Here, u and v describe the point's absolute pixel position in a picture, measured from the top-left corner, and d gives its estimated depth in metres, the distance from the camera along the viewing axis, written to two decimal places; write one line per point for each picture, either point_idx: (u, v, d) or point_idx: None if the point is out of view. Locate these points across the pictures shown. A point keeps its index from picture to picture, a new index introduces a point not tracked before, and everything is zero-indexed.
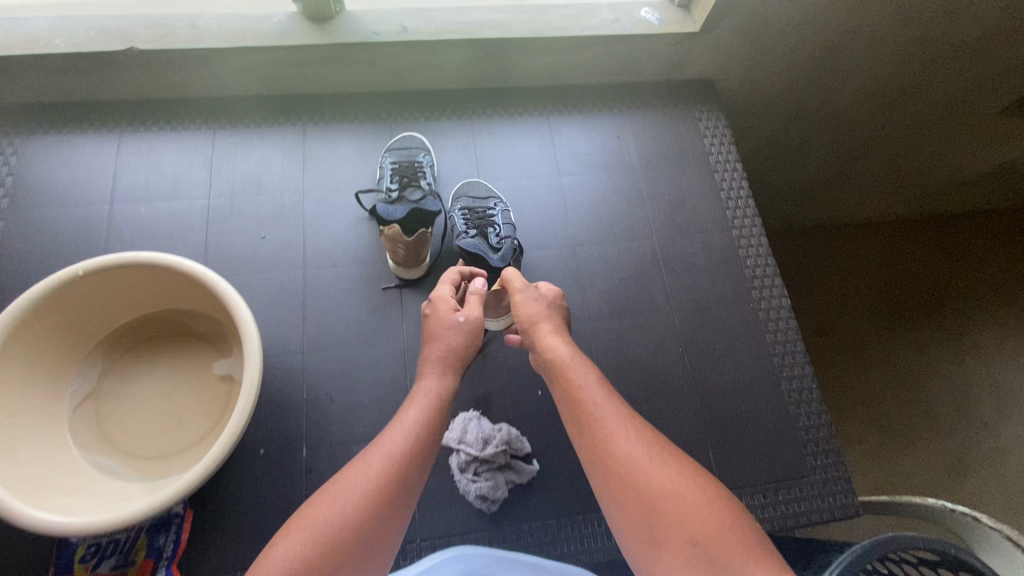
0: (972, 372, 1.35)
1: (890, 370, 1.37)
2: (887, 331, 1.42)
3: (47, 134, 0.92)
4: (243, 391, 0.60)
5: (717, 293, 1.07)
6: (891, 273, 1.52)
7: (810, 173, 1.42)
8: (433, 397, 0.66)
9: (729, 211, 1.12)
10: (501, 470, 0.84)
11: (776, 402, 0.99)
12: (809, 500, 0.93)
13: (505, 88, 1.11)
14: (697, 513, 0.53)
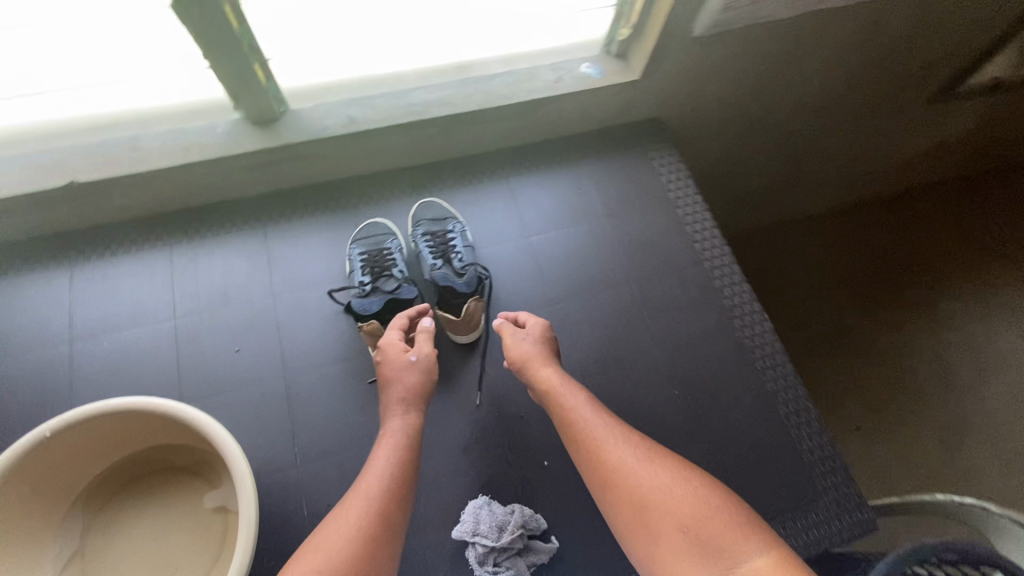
0: (931, 345, 1.57)
1: (861, 353, 1.59)
2: (855, 318, 1.65)
3: (8, 279, 0.95)
4: (243, 532, 0.64)
5: (701, 329, 1.05)
6: (849, 265, 1.76)
7: (758, 185, 1.68)
8: (400, 434, 0.73)
9: (697, 243, 1.13)
10: (523, 555, 0.82)
11: (777, 428, 0.97)
12: (823, 524, 0.90)
13: (456, 154, 1.16)
14: (690, 498, 0.63)
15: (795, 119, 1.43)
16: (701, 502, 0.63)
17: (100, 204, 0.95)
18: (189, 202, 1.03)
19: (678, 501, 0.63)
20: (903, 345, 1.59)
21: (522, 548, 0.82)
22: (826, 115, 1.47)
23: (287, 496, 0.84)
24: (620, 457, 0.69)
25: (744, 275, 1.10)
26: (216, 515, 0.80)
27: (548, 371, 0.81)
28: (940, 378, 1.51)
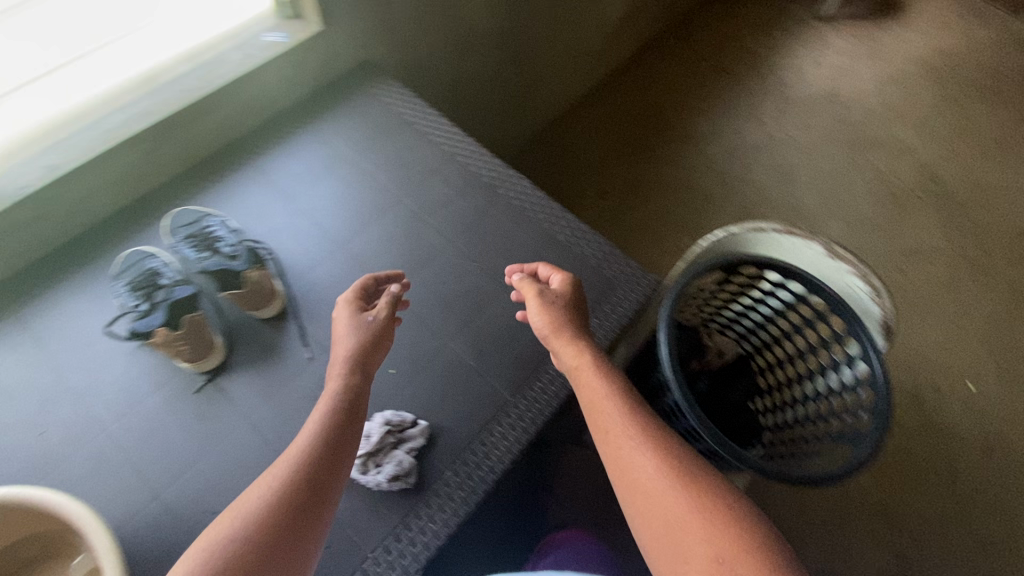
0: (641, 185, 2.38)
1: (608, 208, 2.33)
2: (600, 189, 2.35)
3: None
4: (104, 563, 0.66)
5: (476, 208, 1.18)
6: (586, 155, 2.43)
7: (501, 107, 2.05)
8: (340, 408, 0.82)
9: (445, 144, 1.26)
10: (400, 447, 0.89)
11: (564, 253, 1.15)
12: (624, 298, 1.11)
13: (191, 162, 1.18)
14: (705, 545, 0.68)
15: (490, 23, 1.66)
16: (721, 536, 0.68)
17: None
18: None
19: (699, 539, 0.69)
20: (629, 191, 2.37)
21: (397, 441, 0.90)
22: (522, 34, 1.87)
23: (159, 524, 0.84)
24: (636, 442, 0.79)
25: (491, 153, 1.26)
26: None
27: (572, 354, 0.91)
28: (650, 204, 2.33)
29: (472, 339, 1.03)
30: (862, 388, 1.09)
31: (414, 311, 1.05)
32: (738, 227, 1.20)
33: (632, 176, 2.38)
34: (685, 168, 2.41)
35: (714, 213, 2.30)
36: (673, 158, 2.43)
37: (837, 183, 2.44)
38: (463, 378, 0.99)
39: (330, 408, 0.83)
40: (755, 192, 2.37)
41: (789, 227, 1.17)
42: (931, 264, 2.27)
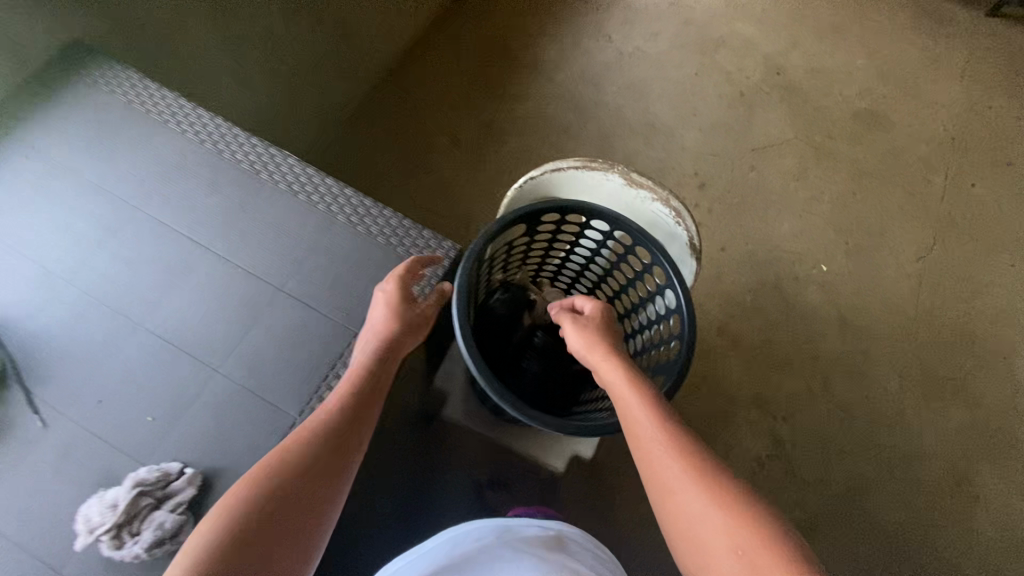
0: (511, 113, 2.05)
1: (481, 146, 1.98)
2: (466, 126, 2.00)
3: None
4: None
5: (233, 201, 1.00)
6: (441, 88, 2.04)
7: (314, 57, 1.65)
8: (348, 411, 0.77)
9: (187, 131, 1.05)
10: (161, 504, 0.78)
11: (345, 231, 0.99)
12: (419, 274, 0.98)
13: None
14: (722, 533, 0.69)
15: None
16: (738, 527, 0.69)
17: None
18: None
19: (716, 527, 0.70)
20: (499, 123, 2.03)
21: (157, 499, 0.78)
22: None
23: None
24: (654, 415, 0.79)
25: (248, 132, 1.06)
26: None
27: (597, 352, 0.90)
28: (523, 135, 2.02)
29: (244, 360, 0.89)
30: (672, 317, 1.03)
31: (167, 341, 0.89)
32: (542, 168, 1.12)
33: (495, 102, 2.06)
34: (549, 86, 2.13)
35: (565, 133, 2.06)
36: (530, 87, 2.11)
37: (714, 73, 2.24)
38: (239, 407, 0.87)
39: (367, 386, 0.80)
40: (613, 101, 2.14)
41: (587, 161, 1.10)
42: (796, 152, 2.13)
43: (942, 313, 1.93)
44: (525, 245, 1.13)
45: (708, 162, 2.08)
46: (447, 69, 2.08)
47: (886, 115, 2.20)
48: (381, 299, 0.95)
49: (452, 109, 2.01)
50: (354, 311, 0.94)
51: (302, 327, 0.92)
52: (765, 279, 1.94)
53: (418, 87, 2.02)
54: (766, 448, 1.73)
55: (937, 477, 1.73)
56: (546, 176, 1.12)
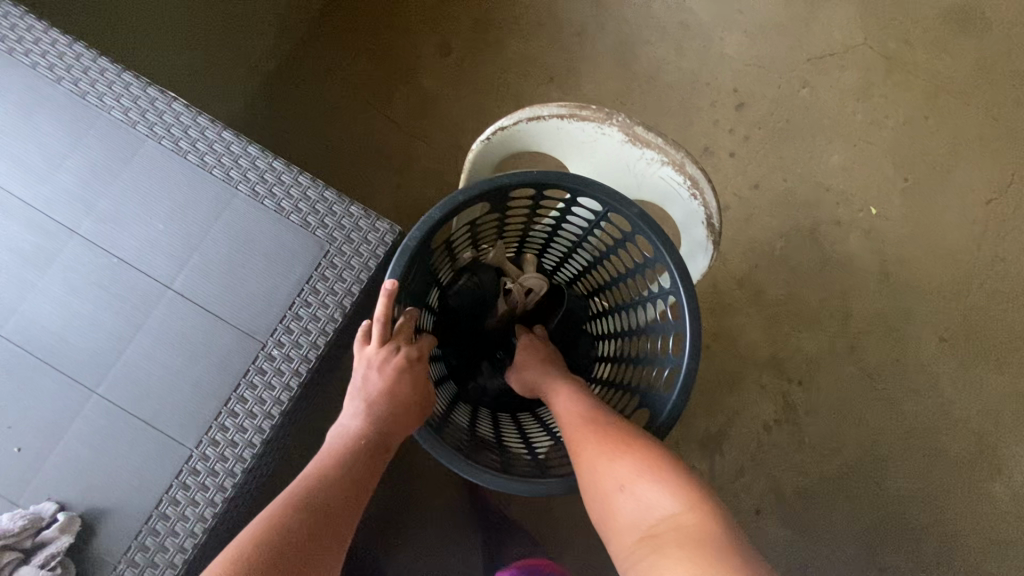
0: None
1: (474, 38, 1.58)
2: (456, 15, 1.59)
3: None
4: None
5: (104, 165, 0.77)
6: None
7: None
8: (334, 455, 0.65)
9: (36, 63, 0.79)
10: (31, 559, 0.65)
11: (252, 207, 0.77)
12: (346, 267, 0.77)
13: None
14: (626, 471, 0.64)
15: None
16: (643, 467, 0.64)
17: None
18: None
19: (621, 474, 0.64)
20: (498, 10, 1.61)
21: (26, 553, 0.66)
22: None
23: None
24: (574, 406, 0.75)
25: (119, 65, 0.80)
26: None
27: (530, 370, 0.85)
28: (525, 24, 1.61)
29: (123, 377, 0.72)
30: (670, 331, 0.81)
31: (26, 351, 0.72)
32: (520, 113, 0.83)
33: None
34: None
35: (569, 32, 1.62)
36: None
37: None
38: (120, 436, 0.71)
39: (369, 451, 0.66)
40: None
41: (574, 107, 0.81)
42: (862, 59, 1.66)
43: (1013, 266, 1.57)
44: (494, 222, 0.89)
45: (748, 73, 1.64)
46: None
47: (982, 7, 1.69)
48: (300, 299, 0.75)
49: None
50: (266, 312, 0.75)
51: (198, 334, 0.74)
52: (798, 224, 1.58)
53: None
54: (775, 417, 1.49)
55: (975, 459, 1.48)
56: (523, 127, 0.84)
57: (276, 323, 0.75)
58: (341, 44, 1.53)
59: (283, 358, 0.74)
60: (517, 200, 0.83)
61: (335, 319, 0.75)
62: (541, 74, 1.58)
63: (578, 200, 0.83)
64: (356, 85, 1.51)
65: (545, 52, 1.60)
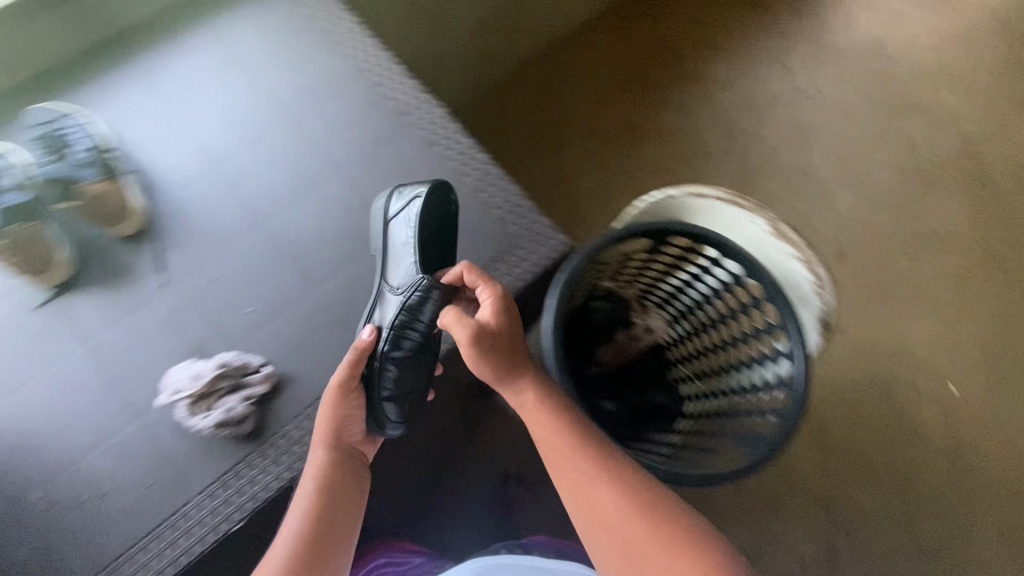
0: (667, 113, 1.84)
1: (622, 137, 1.82)
2: (614, 113, 1.84)
3: None
4: None
5: (375, 136, 1.03)
6: (600, 66, 1.88)
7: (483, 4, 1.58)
8: (324, 467, 0.79)
9: (356, 56, 1.08)
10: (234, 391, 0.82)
11: (468, 197, 1.01)
12: (525, 259, 0.97)
13: (64, 55, 1.02)
14: (616, 497, 0.71)
15: None
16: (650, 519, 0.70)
17: None
18: None
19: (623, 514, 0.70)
20: (653, 120, 1.84)
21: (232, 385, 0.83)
22: None
23: None
24: (575, 442, 0.74)
25: (408, 71, 1.08)
26: None
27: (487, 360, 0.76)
28: (674, 137, 1.83)
29: (340, 287, 0.93)
30: (782, 389, 0.93)
31: (278, 245, 0.94)
32: (682, 189, 1.04)
33: (654, 93, 1.87)
34: (719, 91, 1.87)
35: (713, 142, 1.83)
36: (703, 86, 1.88)
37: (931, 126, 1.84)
38: (322, 328, 0.91)
39: (346, 450, 0.82)
40: (783, 118, 1.85)
41: (735, 196, 1.01)
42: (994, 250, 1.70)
43: None
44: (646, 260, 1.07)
45: (868, 214, 1.73)
46: (612, 47, 1.91)
47: None
48: (483, 273, 0.96)
49: (605, 90, 1.86)
50: None
51: (399, 273, 0.94)
52: None
53: (574, 62, 1.89)
54: None
55: None
56: (687, 199, 1.05)
57: None
58: (515, 109, 1.84)
59: (457, 310, 0.91)
60: (674, 247, 1.00)
61: (505, 295, 0.94)
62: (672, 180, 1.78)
63: (725, 261, 0.98)
64: (521, 139, 1.80)
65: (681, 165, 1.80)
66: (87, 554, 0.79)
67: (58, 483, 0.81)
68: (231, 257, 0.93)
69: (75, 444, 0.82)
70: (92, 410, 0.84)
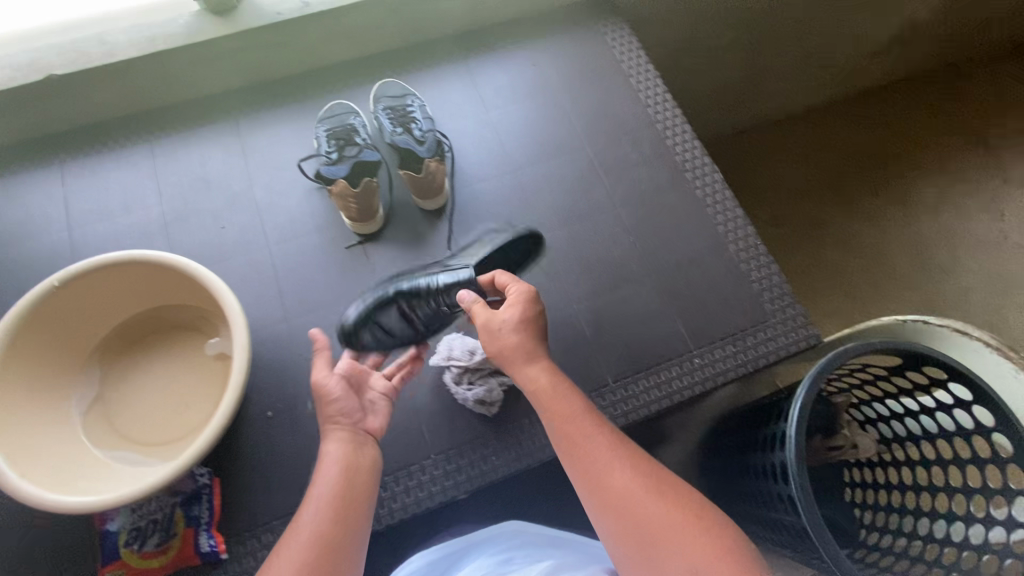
0: (883, 227, 1.67)
1: (825, 237, 1.65)
2: (820, 209, 1.70)
3: (17, 175, 1.01)
4: (233, 378, 0.77)
5: (655, 185, 1.11)
6: (816, 158, 1.76)
7: (729, 73, 1.58)
8: (340, 442, 0.75)
9: (650, 108, 1.18)
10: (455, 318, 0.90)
11: (727, 262, 1.05)
12: (773, 339, 0.99)
13: (413, 41, 1.19)
14: (632, 477, 0.69)
15: None
16: (680, 526, 0.65)
17: (71, 104, 1.01)
18: (162, 100, 1.07)
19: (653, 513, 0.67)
20: (863, 230, 1.67)
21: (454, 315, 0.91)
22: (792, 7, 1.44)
23: (280, 346, 0.94)
24: (605, 450, 0.72)
25: (694, 135, 1.16)
26: (217, 359, 0.91)
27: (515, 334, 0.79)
28: (888, 255, 1.62)
29: (597, 310, 1.01)
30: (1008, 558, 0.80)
31: (554, 258, 1.05)
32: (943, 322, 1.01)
33: (872, 201, 1.70)
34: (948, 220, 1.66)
35: (936, 259, 1.61)
36: (946, 202, 1.67)
37: None
38: (574, 342, 0.99)
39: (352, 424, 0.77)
40: None
41: (1005, 347, 0.95)
42: None
43: None
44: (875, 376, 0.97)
45: None
46: (834, 143, 1.79)
47: None
48: (730, 338, 0.99)
49: (814, 185, 1.73)
50: (700, 331, 1.00)
51: (649, 315, 1.01)
52: None
53: (790, 145, 1.78)
54: None
55: None
56: (948, 335, 1.00)
57: (704, 343, 0.99)
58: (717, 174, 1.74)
59: (699, 368, 0.97)
60: (916, 376, 0.91)
61: (747, 366, 0.97)
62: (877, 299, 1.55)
63: (974, 407, 0.85)
64: None
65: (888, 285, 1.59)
66: None
67: None
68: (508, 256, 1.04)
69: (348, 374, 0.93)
70: None
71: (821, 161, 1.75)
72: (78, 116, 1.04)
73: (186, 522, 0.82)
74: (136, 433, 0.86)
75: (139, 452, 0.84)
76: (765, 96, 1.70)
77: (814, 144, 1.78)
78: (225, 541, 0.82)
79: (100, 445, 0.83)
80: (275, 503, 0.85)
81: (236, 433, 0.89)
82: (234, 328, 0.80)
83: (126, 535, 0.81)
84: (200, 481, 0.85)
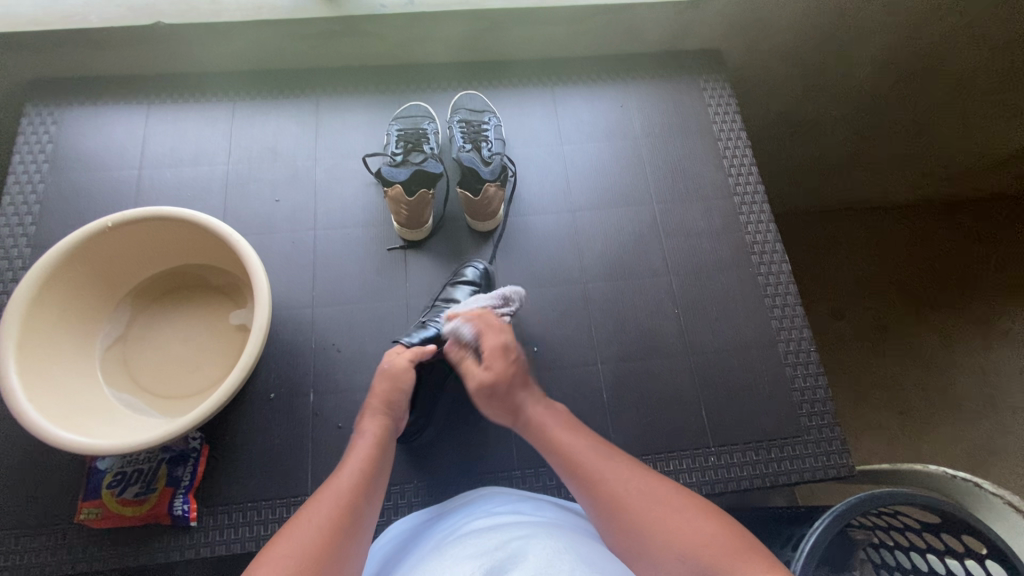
0: (989, 354, 1.33)
1: (905, 350, 1.36)
2: (906, 315, 1.39)
3: (108, 106, 1.07)
4: (243, 358, 0.75)
5: (717, 260, 1.05)
6: (915, 254, 1.46)
7: (823, 148, 1.40)
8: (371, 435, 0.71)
9: (731, 178, 1.12)
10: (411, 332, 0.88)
11: (773, 362, 0.98)
12: (802, 458, 0.92)
13: (506, 57, 1.17)
14: (647, 478, 0.63)
15: (892, 75, 1.26)
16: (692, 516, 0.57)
17: (173, 52, 1.05)
18: (253, 63, 1.10)
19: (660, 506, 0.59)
20: (957, 354, 1.35)
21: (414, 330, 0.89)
22: (915, 99, 1.31)
23: (299, 332, 0.94)
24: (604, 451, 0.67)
25: (772, 217, 1.09)
26: (237, 330, 0.92)
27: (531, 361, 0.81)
28: (989, 390, 1.30)
29: (620, 375, 0.96)
30: None
31: (590, 310, 1.00)
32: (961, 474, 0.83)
33: (979, 320, 1.38)
34: None
35: None
36: None
37: None
38: (588, 403, 0.94)
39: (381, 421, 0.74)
40: None
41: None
42: None
43: None
44: (904, 525, 0.86)
45: None
46: (943, 241, 1.47)
47: None
48: (755, 444, 0.92)
49: (905, 287, 1.43)
50: (722, 428, 0.94)
51: (673, 395, 0.95)
52: None
53: (885, 233, 1.49)
54: None
55: None
56: (998, 505, 0.77)
57: (724, 442, 0.93)
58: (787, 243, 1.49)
59: (712, 467, 0.91)
60: (950, 540, 0.81)
61: (763, 479, 0.90)
62: (952, 440, 1.25)
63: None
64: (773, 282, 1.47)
65: (984, 431, 1.26)
66: (318, 472, 0.87)
67: (330, 398, 0.91)
68: (542, 297, 1.01)
69: (355, 377, 0.92)
70: (382, 355, 0.94)
71: (917, 259, 1.46)
72: (178, 65, 1.08)
73: (167, 481, 0.83)
74: (146, 382, 0.88)
75: (144, 401, 0.86)
76: (860, 179, 1.46)
77: (915, 238, 1.48)
78: (199, 510, 0.83)
79: (111, 386, 0.85)
80: (252, 486, 0.85)
81: (237, 407, 0.89)
82: (259, 305, 0.78)
83: (111, 477, 0.83)
84: (190, 444, 0.86)
